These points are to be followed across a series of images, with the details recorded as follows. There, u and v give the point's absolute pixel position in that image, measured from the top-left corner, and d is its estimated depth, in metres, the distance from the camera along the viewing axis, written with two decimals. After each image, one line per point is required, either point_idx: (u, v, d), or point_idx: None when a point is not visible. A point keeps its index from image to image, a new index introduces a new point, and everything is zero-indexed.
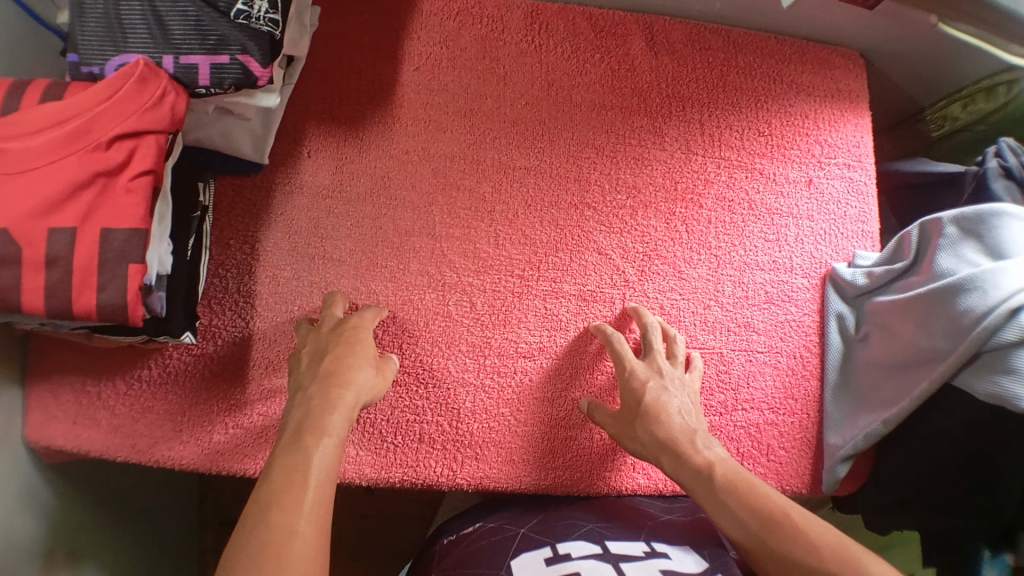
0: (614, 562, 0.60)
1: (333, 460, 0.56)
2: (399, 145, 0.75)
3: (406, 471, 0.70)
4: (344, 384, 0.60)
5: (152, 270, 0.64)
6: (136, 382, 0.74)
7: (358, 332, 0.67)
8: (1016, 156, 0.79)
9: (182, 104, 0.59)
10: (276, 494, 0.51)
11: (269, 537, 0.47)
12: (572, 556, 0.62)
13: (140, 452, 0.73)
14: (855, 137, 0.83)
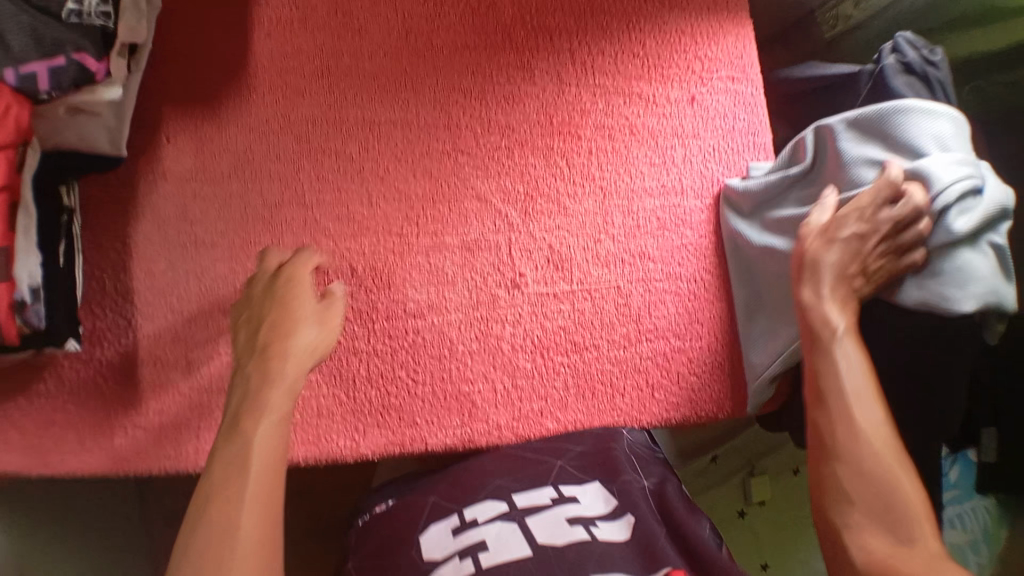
0: (520, 521, 0.63)
1: (280, 440, 0.50)
2: (258, 116, 0.72)
3: (309, 448, 0.68)
4: (283, 356, 0.55)
5: (22, 284, 0.63)
6: (33, 397, 0.71)
7: (292, 286, 0.62)
8: (914, 49, 0.76)
9: (28, 113, 0.61)
10: (216, 492, 0.46)
11: (225, 530, 0.45)
12: (478, 520, 0.63)
13: (52, 468, 0.70)
14: (737, 49, 0.79)
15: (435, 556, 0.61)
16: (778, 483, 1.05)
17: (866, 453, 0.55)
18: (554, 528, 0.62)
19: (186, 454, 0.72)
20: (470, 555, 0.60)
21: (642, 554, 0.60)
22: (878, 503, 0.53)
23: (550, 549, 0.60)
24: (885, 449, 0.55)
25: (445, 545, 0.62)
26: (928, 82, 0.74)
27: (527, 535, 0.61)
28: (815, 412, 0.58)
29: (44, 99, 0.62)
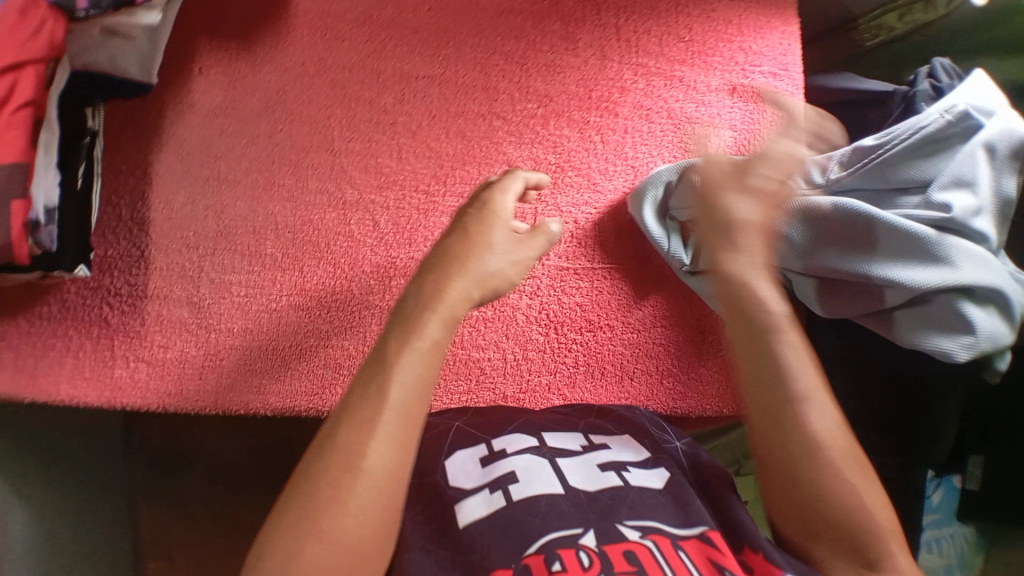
0: (550, 459, 0.59)
1: (425, 370, 0.48)
2: (296, 56, 0.71)
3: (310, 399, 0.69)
4: (463, 272, 0.54)
5: (38, 204, 0.63)
6: (36, 319, 0.70)
7: (488, 206, 0.60)
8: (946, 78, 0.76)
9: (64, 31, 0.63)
10: (347, 419, 0.45)
11: (327, 481, 0.43)
12: (507, 453, 0.59)
13: (46, 391, 0.69)
14: (782, 44, 0.78)
15: (460, 485, 0.57)
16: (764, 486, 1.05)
17: (827, 467, 0.48)
18: (585, 474, 0.58)
19: (187, 395, 0.69)
20: (500, 487, 0.56)
21: (679, 508, 0.56)
22: (845, 535, 0.47)
23: (582, 493, 0.56)
24: (852, 470, 0.48)
25: (472, 475, 0.58)
26: None
27: (557, 473, 0.57)
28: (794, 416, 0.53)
29: (82, 17, 0.64)
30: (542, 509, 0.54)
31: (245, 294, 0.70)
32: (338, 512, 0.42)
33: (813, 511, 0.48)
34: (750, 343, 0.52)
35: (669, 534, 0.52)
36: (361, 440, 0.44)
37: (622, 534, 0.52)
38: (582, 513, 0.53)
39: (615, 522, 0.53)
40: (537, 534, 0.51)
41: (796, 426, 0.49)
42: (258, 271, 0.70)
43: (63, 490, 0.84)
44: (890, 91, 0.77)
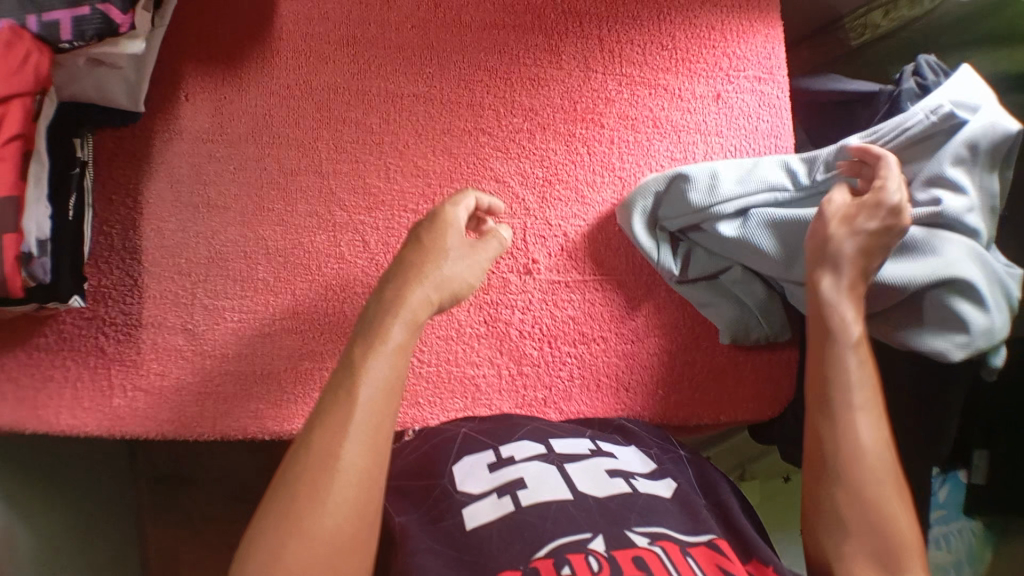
0: (559, 465, 0.60)
1: (393, 371, 0.49)
2: (281, 81, 0.72)
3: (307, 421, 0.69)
4: (420, 280, 0.54)
5: (31, 236, 0.64)
6: (33, 351, 0.70)
7: (440, 223, 0.59)
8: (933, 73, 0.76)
9: (48, 62, 0.63)
10: (322, 416, 0.46)
11: (307, 475, 0.44)
12: (516, 460, 0.60)
13: (46, 422, 0.69)
14: (767, 48, 0.78)
15: (468, 491, 0.58)
16: (768, 490, 1.04)
17: (870, 471, 0.54)
18: (594, 479, 0.59)
19: (185, 420, 0.70)
20: (509, 493, 0.57)
21: (687, 514, 0.58)
22: (873, 532, 0.52)
23: (591, 499, 0.57)
24: (887, 476, 0.54)
25: (480, 480, 0.59)
26: None
27: (566, 479, 0.58)
28: (820, 420, 0.57)
29: (66, 47, 0.64)
30: (552, 514, 0.55)
31: (239, 319, 0.70)
32: (321, 505, 0.43)
33: (858, 513, 0.53)
34: (821, 357, 0.59)
35: (677, 540, 0.54)
36: (338, 435, 0.45)
37: (631, 539, 0.53)
38: (593, 519, 0.55)
39: (625, 527, 0.54)
40: (546, 540, 0.53)
41: (845, 427, 0.56)
42: (251, 295, 0.70)
43: (69, 517, 0.85)
44: (876, 90, 0.78)
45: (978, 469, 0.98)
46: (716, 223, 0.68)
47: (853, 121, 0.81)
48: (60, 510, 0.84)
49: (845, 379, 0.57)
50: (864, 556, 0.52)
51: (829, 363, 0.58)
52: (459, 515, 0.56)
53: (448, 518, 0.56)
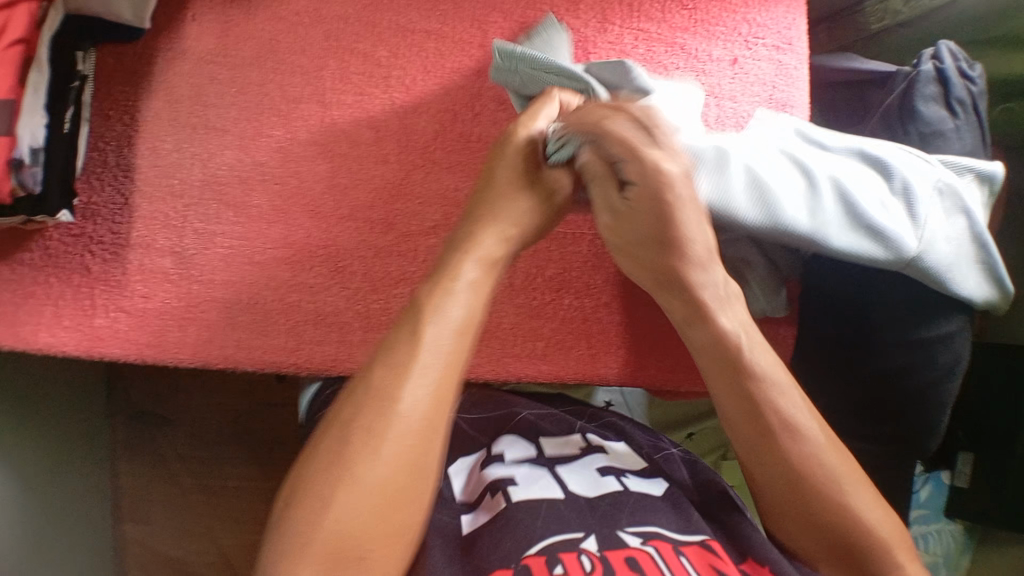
0: (549, 466, 0.61)
1: (469, 310, 0.49)
2: (290, 6, 0.70)
3: (293, 359, 0.68)
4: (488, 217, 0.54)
5: (23, 142, 0.63)
6: (15, 264, 0.70)
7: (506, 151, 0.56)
8: (952, 61, 0.74)
9: None
10: (388, 348, 0.47)
11: (350, 417, 0.45)
12: (506, 456, 0.62)
13: (25, 340, 0.68)
14: (788, 18, 0.76)
15: (465, 496, 0.59)
16: None
17: (831, 491, 0.50)
18: (584, 479, 0.59)
19: (167, 347, 0.68)
20: (499, 490, 0.57)
21: (676, 512, 0.56)
22: (840, 545, 0.50)
23: (582, 500, 0.57)
24: (848, 483, 0.50)
25: (473, 485, 0.60)
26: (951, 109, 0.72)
27: (557, 480, 0.58)
28: (756, 447, 0.52)
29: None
30: (542, 512, 0.54)
31: (229, 246, 0.69)
32: (371, 454, 0.44)
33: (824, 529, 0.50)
34: (728, 384, 0.52)
35: (672, 539, 0.52)
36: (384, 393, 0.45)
37: (623, 540, 0.52)
38: (583, 519, 0.54)
39: (616, 528, 0.53)
40: (536, 537, 0.51)
41: (780, 450, 0.51)
42: (244, 223, 0.69)
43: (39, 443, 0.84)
44: (892, 70, 0.76)
45: (962, 473, 0.97)
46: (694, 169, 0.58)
47: (865, 105, 0.79)
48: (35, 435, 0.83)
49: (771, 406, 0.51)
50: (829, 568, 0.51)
51: (743, 384, 0.52)
52: (455, 521, 0.57)
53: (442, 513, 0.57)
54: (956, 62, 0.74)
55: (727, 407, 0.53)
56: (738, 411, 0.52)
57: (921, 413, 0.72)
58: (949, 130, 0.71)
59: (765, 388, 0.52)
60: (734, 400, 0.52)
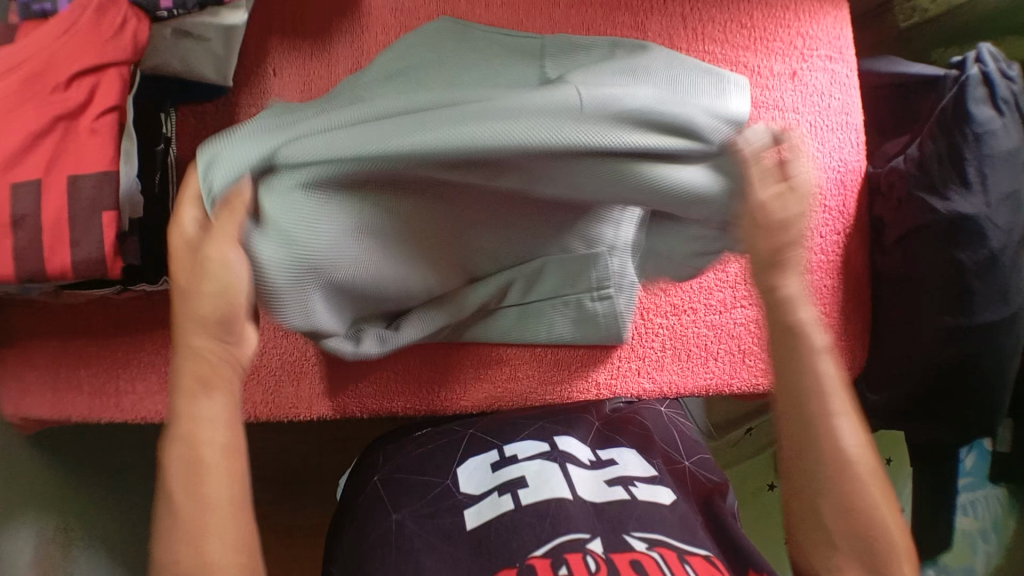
0: (561, 464, 0.63)
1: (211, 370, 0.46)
2: (371, 57, 0.72)
3: (410, 399, 0.72)
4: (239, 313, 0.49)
5: (124, 214, 0.63)
6: (112, 336, 0.72)
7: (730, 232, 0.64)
8: (994, 61, 0.78)
9: (147, 30, 0.63)
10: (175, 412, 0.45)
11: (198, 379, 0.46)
12: (517, 457, 0.64)
13: (125, 411, 0.71)
14: (836, 29, 0.80)
15: (471, 491, 0.62)
16: None
17: (857, 480, 0.50)
18: (595, 485, 0.61)
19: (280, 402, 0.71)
20: (509, 492, 0.59)
21: (684, 527, 0.58)
22: (863, 536, 0.50)
23: (589, 504, 0.59)
24: (872, 476, 0.51)
25: (482, 480, 0.62)
26: (1000, 110, 0.75)
27: (567, 482, 0.60)
28: (814, 420, 0.51)
29: (162, 16, 0.64)
30: (551, 513, 0.56)
31: None
32: (214, 480, 0.43)
33: (859, 532, 0.49)
34: (781, 353, 0.52)
35: (676, 549, 0.53)
36: (201, 407, 0.45)
37: (629, 544, 0.53)
38: (592, 522, 0.56)
39: (622, 532, 0.55)
40: (542, 541, 0.54)
41: (828, 451, 0.50)
42: None
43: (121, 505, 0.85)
44: (939, 75, 0.79)
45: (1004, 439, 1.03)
46: None
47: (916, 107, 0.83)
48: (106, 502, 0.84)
49: (826, 373, 0.51)
50: (851, 569, 0.50)
51: (802, 357, 0.51)
52: (459, 515, 0.59)
53: (445, 515, 0.60)
54: (997, 61, 0.78)
55: (784, 391, 0.52)
56: (790, 378, 0.52)
57: (993, 394, 0.79)
58: (998, 128, 0.74)
59: (820, 374, 0.51)
60: (788, 366, 0.52)
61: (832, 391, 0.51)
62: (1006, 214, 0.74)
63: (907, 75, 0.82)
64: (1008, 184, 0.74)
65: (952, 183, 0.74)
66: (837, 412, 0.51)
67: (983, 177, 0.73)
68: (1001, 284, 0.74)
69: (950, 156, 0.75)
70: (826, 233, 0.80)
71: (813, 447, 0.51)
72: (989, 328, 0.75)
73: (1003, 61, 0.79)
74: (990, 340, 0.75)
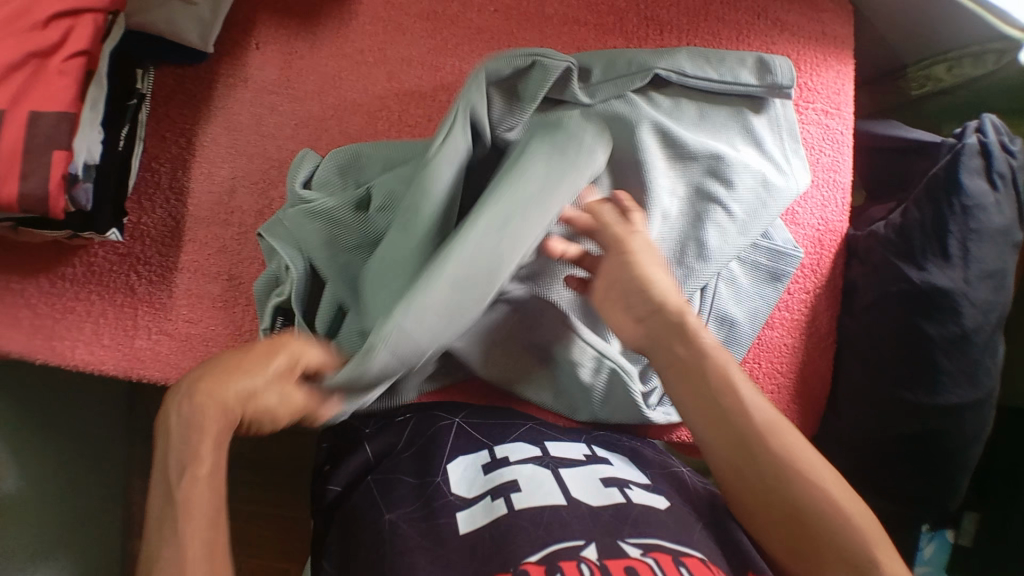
0: (554, 469, 0.60)
1: (207, 501, 0.49)
2: (355, 44, 0.74)
3: None
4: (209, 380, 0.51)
5: (79, 157, 0.63)
6: (59, 280, 0.71)
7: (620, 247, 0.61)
8: (998, 134, 0.76)
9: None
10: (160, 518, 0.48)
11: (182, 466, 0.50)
12: (510, 461, 0.61)
13: (59, 354, 0.70)
14: (837, 84, 0.78)
15: (464, 493, 0.59)
16: None
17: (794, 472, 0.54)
18: (589, 484, 0.58)
19: None
20: (502, 495, 0.57)
21: (680, 529, 0.56)
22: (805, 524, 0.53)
23: (585, 506, 0.56)
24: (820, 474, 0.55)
25: (473, 482, 0.60)
26: (995, 186, 0.73)
27: (562, 485, 0.58)
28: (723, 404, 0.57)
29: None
30: (545, 520, 0.54)
31: None
32: None
33: (809, 530, 0.52)
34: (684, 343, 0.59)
35: (671, 551, 0.52)
36: (195, 496, 0.49)
37: (623, 551, 0.51)
38: (587, 527, 0.53)
39: (617, 538, 0.53)
40: (537, 546, 0.52)
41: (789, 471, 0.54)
42: None
43: (35, 461, 0.81)
44: (936, 141, 0.78)
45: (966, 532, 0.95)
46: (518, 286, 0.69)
47: (908, 173, 0.81)
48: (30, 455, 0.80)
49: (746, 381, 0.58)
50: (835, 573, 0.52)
51: (717, 392, 0.57)
52: (453, 517, 0.56)
53: (441, 517, 0.56)
54: (1001, 135, 0.76)
55: (699, 421, 0.57)
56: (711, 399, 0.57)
57: (948, 474, 0.78)
58: (989, 202, 0.72)
59: (741, 402, 0.57)
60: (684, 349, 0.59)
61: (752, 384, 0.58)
62: (983, 291, 0.72)
63: (903, 139, 0.80)
64: (989, 263, 0.72)
65: (932, 253, 0.72)
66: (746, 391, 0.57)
67: (965, 250, 0.72)
68: (969, 365, 0.73)
69: (933, 223, 0.73)
70: (794, 290, 0.77)
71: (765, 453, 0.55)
72: (949, 408, 0.74)
73: (1009, 135, 0.77)
74: (954, 419, 0.74)
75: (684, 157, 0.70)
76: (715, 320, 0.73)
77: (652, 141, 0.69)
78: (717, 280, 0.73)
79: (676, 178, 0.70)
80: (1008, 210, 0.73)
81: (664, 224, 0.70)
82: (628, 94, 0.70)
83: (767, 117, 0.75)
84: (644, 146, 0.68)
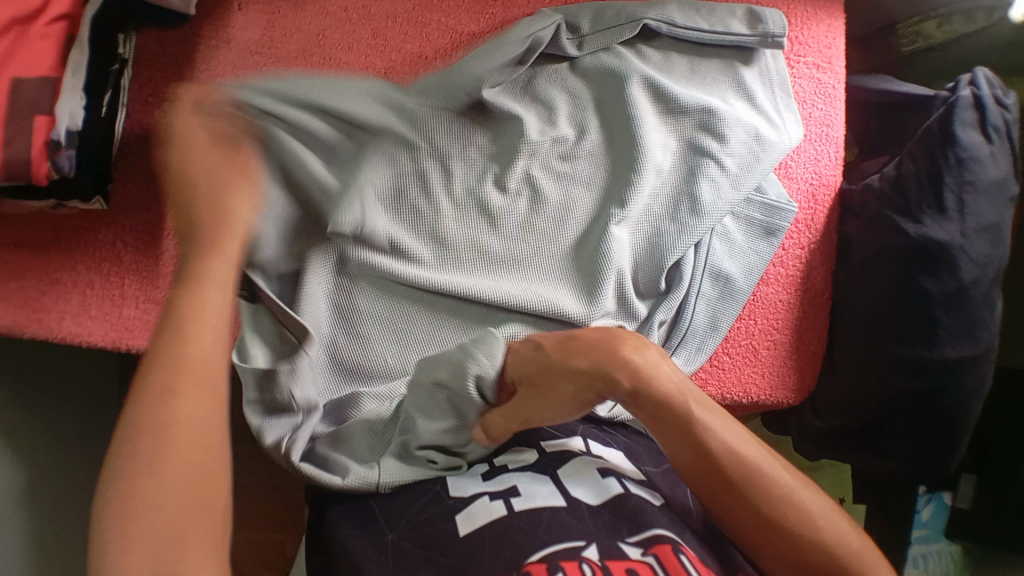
0: (550, 470, 0.59)
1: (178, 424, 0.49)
2: (339, 3, 0.73)
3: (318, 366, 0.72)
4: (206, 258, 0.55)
5: (61, 123, 0.61)
6: (44, 251, 0.70)
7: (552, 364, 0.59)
8: (991, 87, 0.75)
9: None
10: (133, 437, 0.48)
11: (158, 383, 0.50)
12: (509, 468, 0.60)
13: (47, 327, 0.69)
14: (828, 38, 0.78)
15: (462, 496, 0.57)
16: None
17: (782, 510, 0.55)
18: (587, 483, 0.57)
19: None
20: (502, 497, 0.55)
21: (677, 526, 0.55)
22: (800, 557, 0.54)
23: (585, 506, 0.55)
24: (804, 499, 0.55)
25: (473, 487, 0.58)
26: (990, 139, 0.72)
27: (560, 486, 0.56)
28: (694, 447, 0.56)
29: None
30: (545, 522, 0.53)
31: None
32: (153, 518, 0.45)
33: (800, 552, 0.54)
34: (657, 408, 0.57)
35: (671, 542, 0.52)
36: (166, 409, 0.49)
37: (622, 551, 0.51)
38: (587, 527, 0.52)
39: (617, 540, 0.52)
40: (538, 546, 0.50)
41: (775, 511, 0.55)
42: None
43: (27, 436, 0.80)
44: (930, 95, 0.77)
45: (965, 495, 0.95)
46: (501, 231, 0.69)
47: (902, 127, 0.80)
48: (24, 430, 0.80)
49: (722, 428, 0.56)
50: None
51: (694, 435, 0.56)
52: (451, 522, 0.55)
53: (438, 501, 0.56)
54: (995, 88, 0.75)
55: (685, 458, 0.57)
56: (687, 439, 0.56)
57: (948, 435, 0.76)
58: (984, 154, 0.71)
59: (720, 438, 0.56)
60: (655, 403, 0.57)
61: (731, 428, 0.57)
62: (981, 245, 0.70)
63: (895, 93, 0.80)
64: (986, 215, 0.71)
65: (928, 207, 0.71)
66: (718, 433, 0.56)
67: (961, 203, 0.70)
68: (968, 320, 0.71)
69: (929, 178, 0.72)
70: (789, 246, 0.77)
71: (746, 498, 0.55)
72: (950, 365, 0.72)
73: (1003, 87, 0.76)
74: (954, 377, 0.72)
75: (674, 111, 0.71)
76: (710, 276, 0.72)
77: (641, 95, 0.70)
78: (711, 236, 0.73)
79: (667, 133, 0.71)
80: (1005, 163, 0.72)
81: (656, 178, 0.70)
82: (617, 46, 0.71)
83: (758, 69, 0.74)
84: (633, 100, 0.69)
